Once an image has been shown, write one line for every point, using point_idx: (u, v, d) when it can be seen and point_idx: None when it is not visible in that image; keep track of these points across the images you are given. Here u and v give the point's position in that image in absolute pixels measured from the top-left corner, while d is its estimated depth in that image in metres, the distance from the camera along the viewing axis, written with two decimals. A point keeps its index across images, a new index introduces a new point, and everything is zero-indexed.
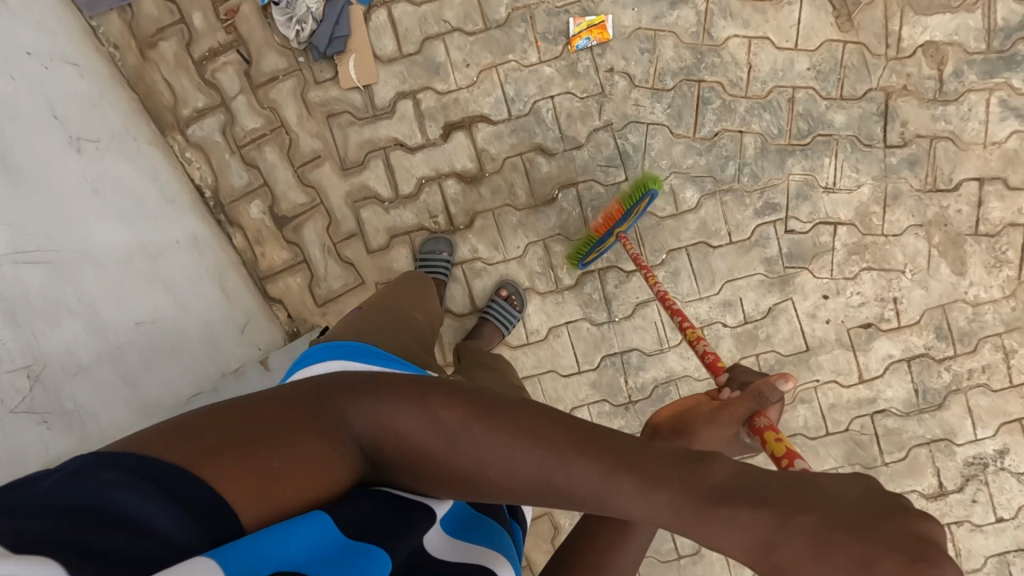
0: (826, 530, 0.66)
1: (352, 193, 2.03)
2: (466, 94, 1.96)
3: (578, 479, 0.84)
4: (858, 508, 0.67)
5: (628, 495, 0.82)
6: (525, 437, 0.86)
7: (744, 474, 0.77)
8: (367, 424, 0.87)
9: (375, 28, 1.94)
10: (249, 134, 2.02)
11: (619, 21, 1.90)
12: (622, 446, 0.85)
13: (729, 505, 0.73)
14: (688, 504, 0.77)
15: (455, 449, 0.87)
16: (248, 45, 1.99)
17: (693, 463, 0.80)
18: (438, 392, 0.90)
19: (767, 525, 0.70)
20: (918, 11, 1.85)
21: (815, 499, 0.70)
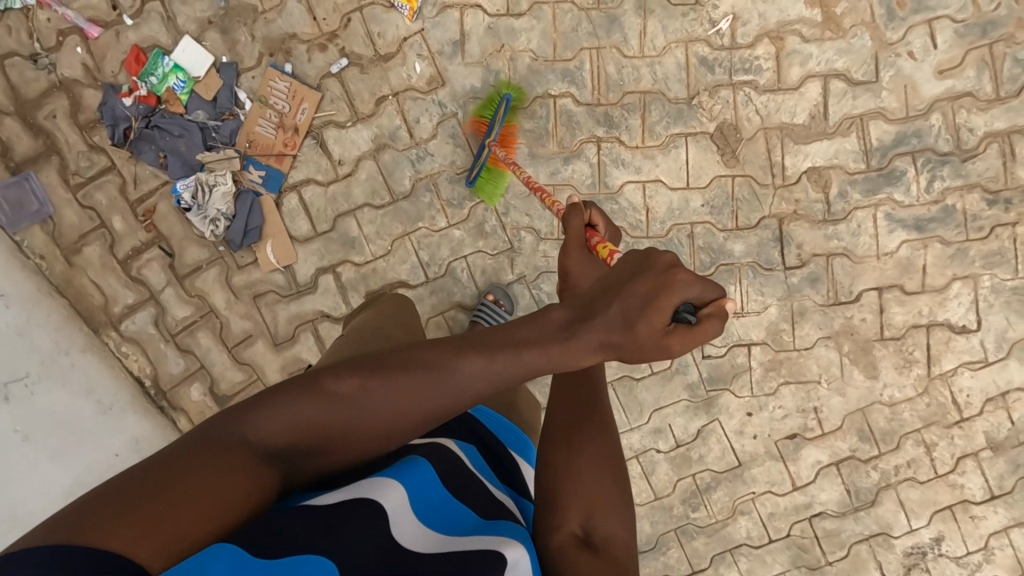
0: (630, 300, 0.86)
1: (286, 366, 2.10)
2: (383, 263, 2.04)
3: (466, 379, 0.91)
4: (642, 275, 0.87)
5: (512, 366, 0.91)
6: (414, 374, 0.92)
7: (576, 306, 0.91)
8: (275, 431, 0.87)
9: (288, 212, 2.02)
10: (181, 322, 2.09)
11: (518, 180, 1.99)
12: (490, 337, 0.93)
13: (579, 330, 0.88)
14: (555, 347, 0.89)
15: (362, 411, 0.90)
16: (170, 240, 2.06)
17: (540, 327, 0.91)
18: (331, 372, 0.93)
19: (603, 329, 0.87)
20: (797, 140, 1.95)
21: (610, 286, 0.90)
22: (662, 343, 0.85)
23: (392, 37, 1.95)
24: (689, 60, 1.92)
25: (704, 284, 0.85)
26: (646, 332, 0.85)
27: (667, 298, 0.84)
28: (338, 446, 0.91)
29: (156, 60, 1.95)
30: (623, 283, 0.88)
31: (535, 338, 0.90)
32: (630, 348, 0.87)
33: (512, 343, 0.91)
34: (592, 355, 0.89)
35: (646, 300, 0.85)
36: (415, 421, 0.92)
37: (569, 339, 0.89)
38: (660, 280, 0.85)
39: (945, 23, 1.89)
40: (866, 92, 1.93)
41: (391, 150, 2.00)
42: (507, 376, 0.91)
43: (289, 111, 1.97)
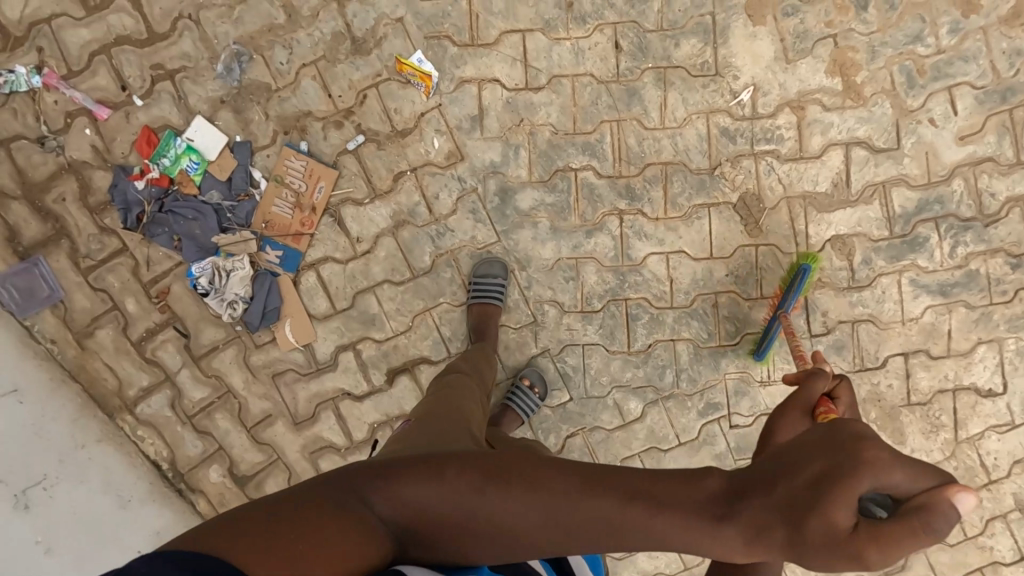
0: (796, 483, 0.79)
1: (307, 445, 2.06)
2: (404, 339, 2.01)
3: (596, 511, 0.94)
4: (823, 454, 0.79)
5: (647, 517, 0.92)
6: (534, 490, 0.97)
7: (732, 479, 0.89)
8: (399, 505, 0.97)
9: (306, 290, 1.99)
10: (198, 404, 2.05)
11: (540, 254, 1.96)
12: (632, 480, 0.96)
13: (743, 508, 0.84)
14: (705, 517, 0.88)
15: (482, 516, 0.96)
16: (185, 321, 2.01)
17: (689, 485, 0.92)
18: (457, 464, 1.01)
19: (767, 510, 0.82)
20: (820, 209, 1.93)
21: (780, 462, 0.83)
22: (853, 549, 0.73)
23: (409, 113, 1.92)
24: (710, 131, 1.90)
25: (905, 465, 0.75)
26: (820, 529, 0.75)
27: (853, 487, 0.74)
28: (454, 548, 0.97)
29: (167, 141, 1.90)
30: (790, 459, 0.82)
31: (678, 495, 0.92)
32: (800, 544, 0.78)
33: (647, 494, 0.93)
34: (762, 538, 0.83)
35: (822, 494, 0.75)
36: (532, 541, 0.96)
37: (732, 517, 0.85)
38: (844, 463, 0.76)
39: (965, 90, 1.89)
40: (888, 159, 1.92)
41: (410, 227, 1.96)
42: (650, 527, 0.92)
43: (306, 190, 1.93)
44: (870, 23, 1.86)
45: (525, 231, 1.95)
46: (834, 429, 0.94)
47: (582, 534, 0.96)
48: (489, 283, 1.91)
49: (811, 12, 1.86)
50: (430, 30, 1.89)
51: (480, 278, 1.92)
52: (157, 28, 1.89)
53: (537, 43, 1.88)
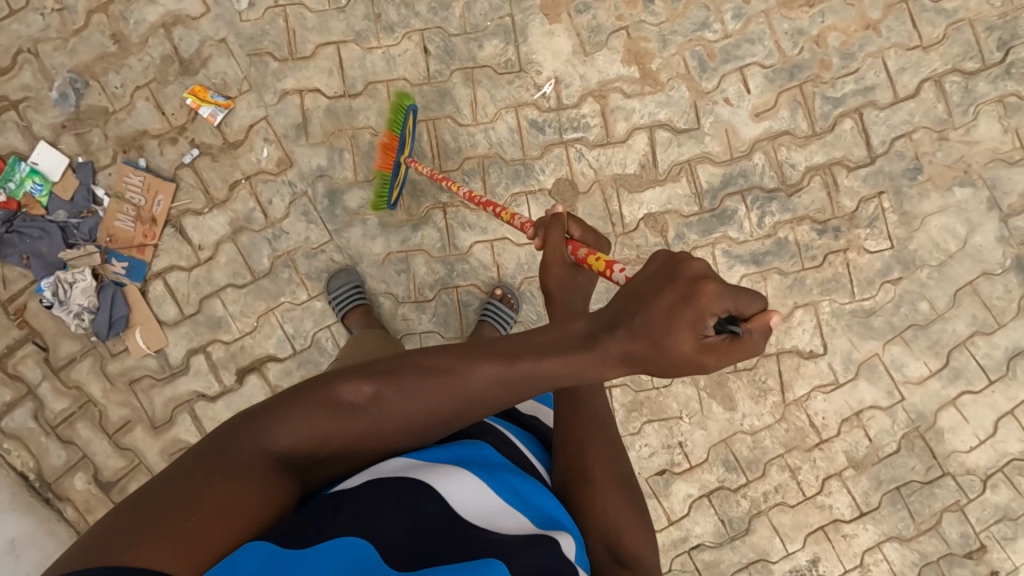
0: (653, 311, 0.78)
1: (166, 447, 2.15)
2: (250, 340, 2.10)
3: (476, 381, 0.89)
4: (674, 282, 0.78)
5: (526, 374, 0.88)
6: (421, 381, 0.90)
7: (597, 316, 0.87)
8: (288, 442, 0.87)
9: (155, 298, 2.09)
10: (60, 414, 2.14)
11: (372, 250, 2.07)
12: (498, 345, 0.91)
13: (599, 342, 0.84)
14: (575, 356, 0.86)
15: (371, 418, 0.89)
16: (42, 335, 2.12)
17: (558, 335, 0.89)
18: (338, 379, 0.92)
19: (628, 339, 0.81)
20: (631, 189, 2.04)
21: (639, 295, 0.82)
22: (695, 362, 0.77)
23: (239, 125, 2.05)
24: (519, 124, 2.02)
25: (749, 295, 0.75)
26: (671, 350, 0.77)
27: (703, 312, 0.74)
28: (339, 456, 0.91)
29: (13, 167, 2.03)
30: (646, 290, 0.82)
31: (547, 346, 0.88)
32: (649, 365, 0.81)
33: (529, 350, 0.88)
34: (614, 365, 0.84)
35: (668, 323, 0.76)
36: (432, 422, 0.91)
37: (591, 350, 0.85)
38: (690, 291, 0.76)
39: (754, 70, 2.01)
40: (690, 139, 2.03)
41: (248, 232, 2.07)
42: (528, 381, 0.88)
43: (145, 204, 2.05)
44: (657, 14, 1.99)
45: (355, 229, 2.06)
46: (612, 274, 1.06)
47: (466, 408, 0.91)
48: (345, 293, 2.00)
49: (602, 8, 1.99)
50: (253, 48, 2.02)
51: (336, 293, 2.01)
52: None
53: (351, 54, 2.01)
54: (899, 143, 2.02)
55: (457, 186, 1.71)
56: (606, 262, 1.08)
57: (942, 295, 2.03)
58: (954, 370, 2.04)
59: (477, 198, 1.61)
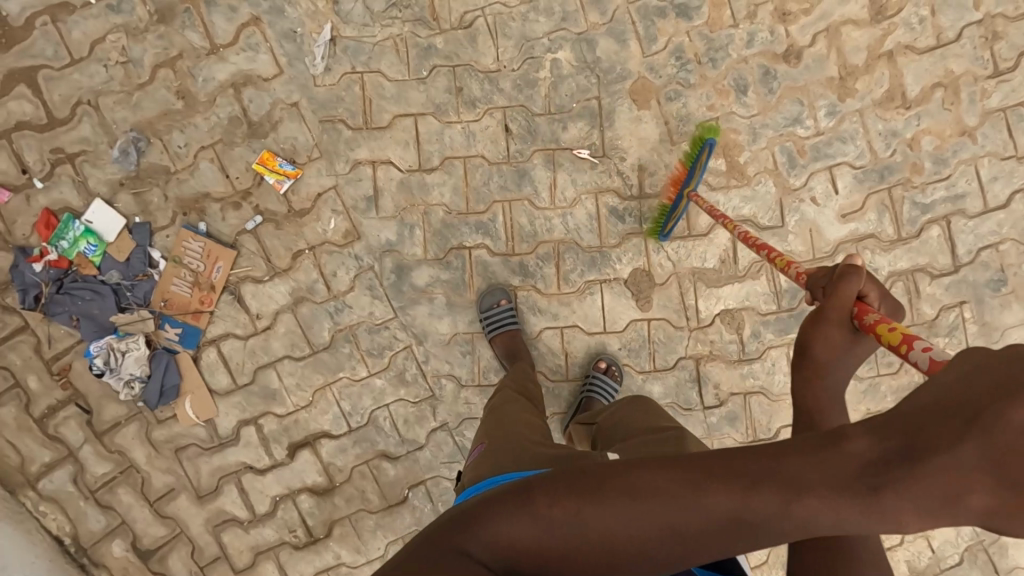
0: (995, 440, 0.63)
1: (210, 518, 2.07)
2: (305, 414, 2.03)
3: (715, 510, 0.82)
4: (1018, 403, 0.64)
5: (774, 509, 0.79)
6: (647, 498, 0.85)
7: (864, 434, 0.76)
8: (497, 548, 0.85)
9: (207, 366, 2.01)
10: (101, 479, 2.06)
11: (437, 329, 1.99)
12: (737, 467, 0.83)
13: (882, 480, 0.72)
14: (848, 497, 0.75)
15: (584, 531, 0.86)
16: (87, 397, 2.03)
17: (828, 458, 0.77)
18: (543, 488, 0.91)
19: (939, 476, 0.68)
20: (709, 284, 1.98)
21: (937, 408, 0.70)
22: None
23: (306, 193, 1.96)
24: (599, 210, 1.95)
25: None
26: (1013, 492, 0.64)
27: (1020, 419, 0.63)
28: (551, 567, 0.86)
29: (66, 224, 1.93)
30: (959, 411, 0.68)
31: (813, 476, 0.77)
32: (971, 508, 0.67)
33: (772, 476, 0.80)
34: (917, 511, 0.71)
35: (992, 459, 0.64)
36: (644, 546, 0.86)
37: (862, 481, 0.73)
38: (1011, 396, 0.64)
39: (844, 169, 1.95)
40: (773, 235, 1.98)
41: (309, 303, 1.99)
42: (772, 516, 0.80)
43: (203, 270, 1.96)
44: (749, 106, 1.92)
45: (421, 307, 1.99)
46: (912, 353, 0.91)
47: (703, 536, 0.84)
48: (497, 312, 1.92)
49: (693, 96, 1.92)
50: (326, 114, 1.94)
51: (489, 312, 1.93)
52: (56, 113, 1.93)
53: (428, 127, 1.93)
54: (985, 253, 1.97)
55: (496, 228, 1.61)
56: (898, 332, 0.93)
57: None
58: None
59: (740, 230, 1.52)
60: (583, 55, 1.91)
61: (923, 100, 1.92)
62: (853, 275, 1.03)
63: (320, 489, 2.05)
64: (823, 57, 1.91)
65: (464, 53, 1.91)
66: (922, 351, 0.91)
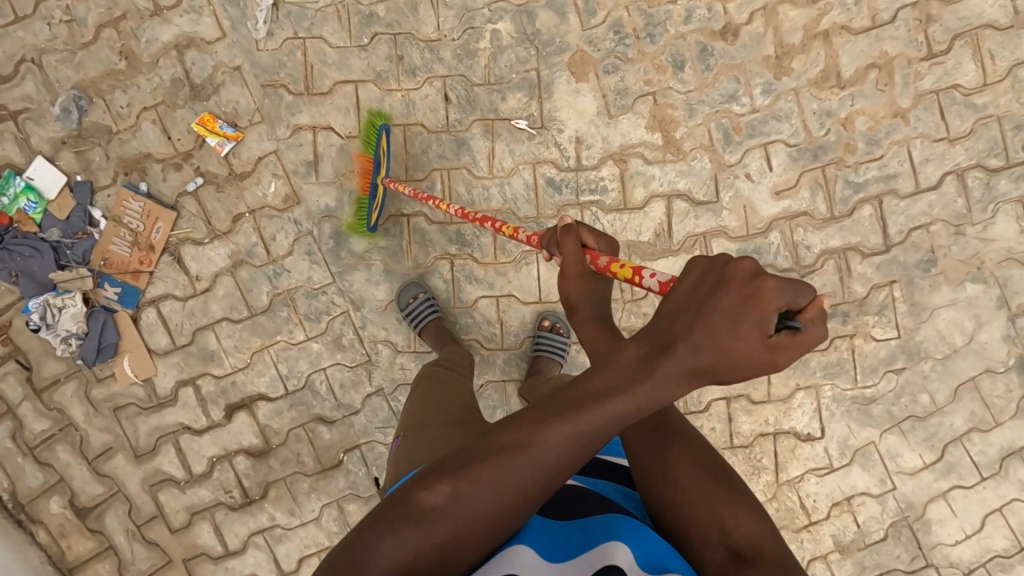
0: (714, 318, 0.80)
1: (147, 477, 2.09)
2: (242, 376, 2.05)
3: (561, 447, 0.84)
4: (730, 286, 0.81)
5: (595, 424, 0.83)
6: (505, 456, 0.85)
7: (647, 340, 0.86)
8: (401, 557, 0.82)
9: (146, 326, 2.03)
10: (40, 436, 2.08)
11: (375, 295, 2.02)
12: (562, 402, 0.86)
13: (659, 363, 0.83)
14: (638, 388, 0.83)
15: (467, 510, 0.85)
16: (27, 354, 2.05)
17: (613, 370, 0.85)
18: (422, 484, 0.88)
19: (690, 354, 0.82)
20: (644, 257, 2.01)
21: (688, 309, 0.84)
22: (764, 361, 0.78)
23: (247, 157, 1.98)
24: (536, 181, 1.98)
25: (796, 286, 0.79)
26: (738, 349, 0.79)
27: (767, 301, 0.77)
28: (458, 550, 0.85)
29: (7, 181, 1.95)
30: (700, 303, 0.82)
31: (609, 385, 0.84)
32: (715, 371, 0.81)
33: (591, 397, 0.84)
34: (684, 381, 0.83)
35: (731, 329, 0.79)
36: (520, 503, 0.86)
37: (649, 377, 0.83)
38: (750, 292, 0.79)
39: (779, 147, 1.97)
40: (707, 211, 2.00)
41: (248, 266, 2.02)
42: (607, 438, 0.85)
43: (143, 230, 1.98)
44: (686, 82, 1.95)
45: (358, 273, 2.01)
46: (645, 280, 1.04)
47: (557, 470, 0.85)
48: (418, 307, 1.94)
49: (631, 71, 1.94)
50: (268, 79, 1.96)
51: (409, 307, 1.94)
52: None
53: (369, 94, 1.95)
54: (916, 234, 2.00)
55: (447, 205, 1.63)
56: (628, 268, 1.05)
57: (944, 388, 2.03)
58: (947, 464, 2.04)
59: (471, 215, 1.53)
60: (523, 27, 1.93)
61: (857, 80, 1.95)
62: (569, 230, 1.12)
63: (256, 451, 2.07)
64: (760, 35, 1.94)
65: (406, 21, 1.93)
66: (650, 278, 1.04)
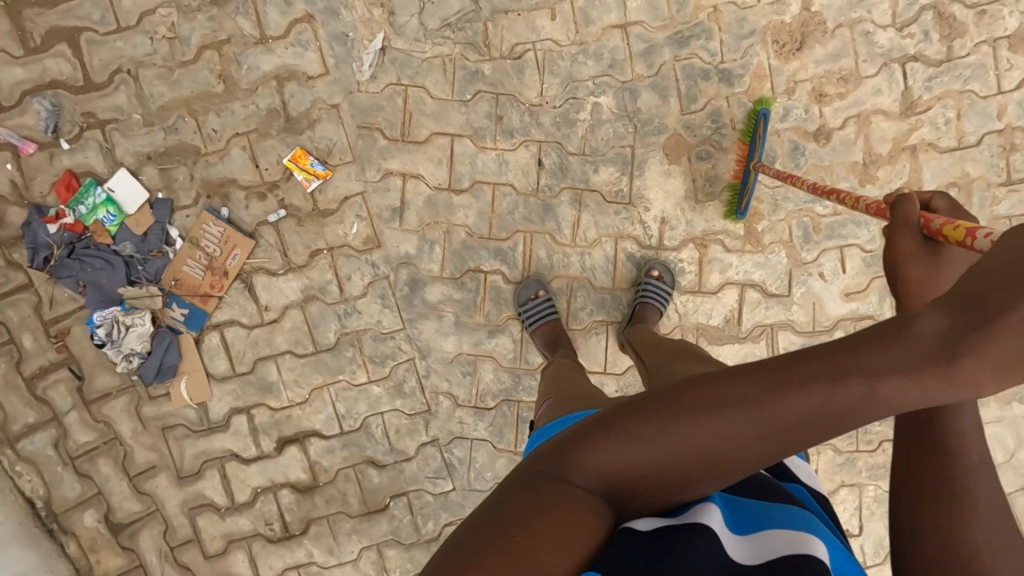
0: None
1: (187, 500, 2.07)
2: (298, 411, 2.04)
3: (796, 412, 0.77)
4: None
5: (845, 402, 0.75)
6: (730, 412, 0.81)
7: (955, 311, 0.70)
8: (599, 476, 0.85)
9: (208, 350, 2.01)
10: (83, 447, 2.04)
11: (442, 346, 2.02)
12: (819, 363, 0.77)
13: (962, 355, 0.68)
14: (925, 375, 0.70)
15: (684, 453, 0.82)
16: (81, 363, 2.01)
17: (892, 338, 0.73)
18: (634, 413, 0.87)
19: (991, 358, 0.67)
20: (710, 340, 2.04)
21: (1023, 278, 0.67)
22: None
23: (333, 195, 1.98)
24: (616, 254, 2.00)
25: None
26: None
27: None
28: (650, 489, 0.86)
29: (87, 190, 1.92)
30: (1021, 287, 0.66)
31: (891, 362, 0.72)
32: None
33: (853, 369, 0.74)
34: (980, 375, 0.68)
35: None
36: (735, 462, 0.82)
37: (944, 364, 0.69)
38: None
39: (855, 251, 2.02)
40: (778, 302, 2.04)
41: (319, 303, 2.01)
42: (850, 413, 0.75)
43: (219, 255, 1.96)
44: None
45: (429, 323, 2.01)
46: (976, 240, 0.86)
47: (782, 436, 0.79)
48: (537, 304, 1.94)
49: (723, 159, 1.97)
50: (364, 120, 1.95)
51: (526, 305, 1.95)
52: (94, 78, 1.92)
53: (463, 149, 1.96)
54: None
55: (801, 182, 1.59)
56: (967, 231, 0.87)
57: None
58: None
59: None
60: (624, 103, 1.95)
61: None
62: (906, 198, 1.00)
63: (302, 486, 2.06)
64: (851, 141, 1.98)
65: (510, 83, 1.94)
66: (985, 238, 0.84)
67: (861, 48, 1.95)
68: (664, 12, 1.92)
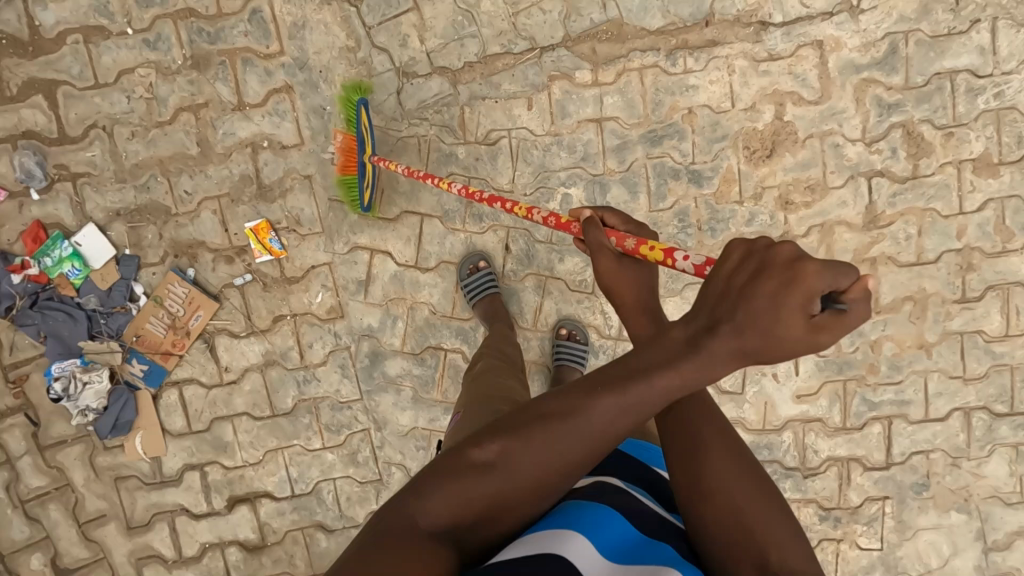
0: (752, 303, 0.76)
1: (135, 550, 2.09)
2: (251, 471, 2.06)
3: (600, 418, 0.84)
4: (772, 268, 0.76)
5: (638, 400, 0.83)
6: (544, 424, 0.87)
7: (692, 322, 0.84)
8: (448, 508, 0.87)
9: (165, 406, 2.03)
10: (34, 491, 2.05)
11: (398, 419, 2.05)
12: (605, 375, 0.86)
13: (701, 346, 0.80)
14: (682, 368, 0.81)
15: (510, 469, 0.88)
16: (37, 410, 2.02)
17: (657, 349, 0.84)
18: (472, 442, 0.92)
19: (727, 347, 0.78)
20: None
21: (729, 289, 0.80)
22: (809, 342, 0.75)
23: (300, 263, 1.99)
24: None
25: (839, 268, 0.74)
26: (783, 333, 0.75)
27: (801, 292, 0.73)
28: (495, 513, 0.89)
29: (54, 242, 1.92)
30: (735, 289, 0.79)
31: (654, 367, 0.83)
32: (759, 353, 0.77)
33: (633, 377, 0.84)
34: (725, 365, 0.80)
35: (783, 303, 0.74)
36: (560, 470, 0.88)
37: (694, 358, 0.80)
38: (789, 275, 0.75)
39: (809, 355, 2.07)
40: (729, 398, 2.12)
41: (279, 368, 2.03)
42: (641, 413, 0.84)
43: (182, 315, 1.98)
44: None
45: (387, 395, 2.04)
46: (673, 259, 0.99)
47: (596, 444, 0.86)
48: None
49: None
50: (336, 194, 1.97)
51: None
52: (68, 131, 1.92)
53: (432, 229, 1.98)
54: (915, 458, 2.12)
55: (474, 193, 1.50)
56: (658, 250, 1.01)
57: None
58: None
59: (477, 195, 1.47)
60: (594, 197, 1.98)
61: (892, 309, 2.05)
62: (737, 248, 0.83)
63: (251, 544, 2.09)
64: (812, 249, 2.03)
65: (482, 168, 1.96)
66: (681, 260, 0.98)
67: (830, 160, 1.99)
68: (639, 110, 1.95)
